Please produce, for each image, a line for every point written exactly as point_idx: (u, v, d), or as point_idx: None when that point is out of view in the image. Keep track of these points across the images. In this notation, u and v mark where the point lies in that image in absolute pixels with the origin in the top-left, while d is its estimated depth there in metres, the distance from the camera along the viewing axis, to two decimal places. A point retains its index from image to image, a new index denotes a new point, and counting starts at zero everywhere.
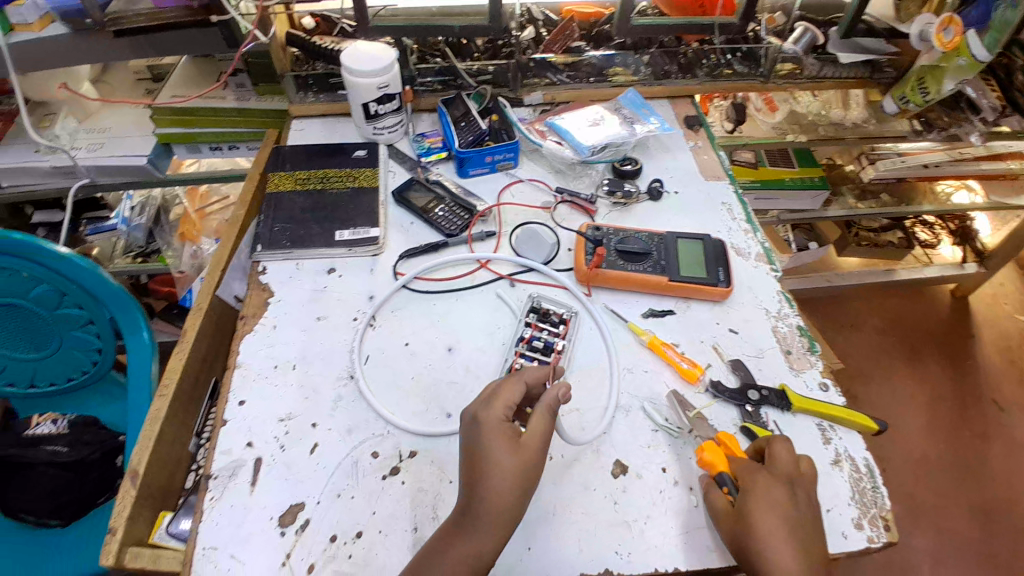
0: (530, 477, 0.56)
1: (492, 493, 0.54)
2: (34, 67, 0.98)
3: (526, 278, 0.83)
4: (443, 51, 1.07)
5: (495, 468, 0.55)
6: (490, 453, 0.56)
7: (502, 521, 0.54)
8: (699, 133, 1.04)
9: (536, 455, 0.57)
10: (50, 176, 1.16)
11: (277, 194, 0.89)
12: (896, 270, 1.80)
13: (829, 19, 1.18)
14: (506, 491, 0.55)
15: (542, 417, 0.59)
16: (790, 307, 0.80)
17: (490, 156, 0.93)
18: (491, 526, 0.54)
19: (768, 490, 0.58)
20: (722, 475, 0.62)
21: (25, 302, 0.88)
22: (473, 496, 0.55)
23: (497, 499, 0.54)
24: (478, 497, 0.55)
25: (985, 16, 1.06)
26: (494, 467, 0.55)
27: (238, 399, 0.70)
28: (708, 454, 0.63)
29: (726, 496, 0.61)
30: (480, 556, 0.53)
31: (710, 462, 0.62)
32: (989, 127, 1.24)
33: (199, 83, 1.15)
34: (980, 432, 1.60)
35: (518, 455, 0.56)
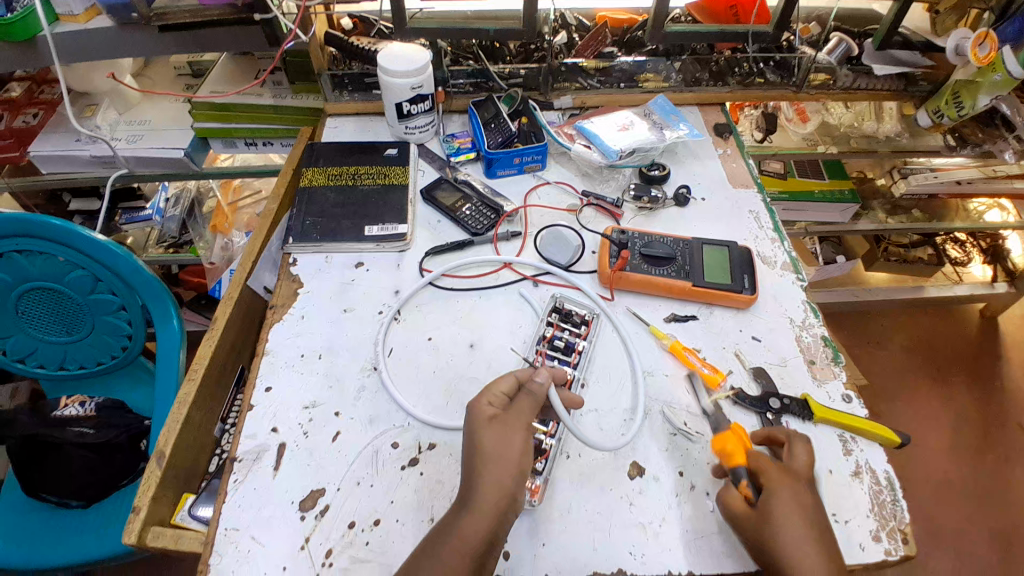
0: (524, 467, 0.56)
1: (484, 480, 0.54)
2: (80, 58, 1.02)
3: (550, 280, 0.83)
4: (476, 53, 1.08)
5: (481, 456, 0.55)
6: (479, 442, 0.56)
7: (491, 507, 0.53)
8: (728, 141, 1.04)
9: (519, 438, 0.57)
10: (90, 165, 1.21)
11: (310, 189, 0.91)
12: (924, 287, 1.77)
13: (865, 29, 1.17)
14: (499, 477, 0.54)
15: (526, 403, 0.60)
16: (815, 317, 0.79)
17: (519, 158, 0.94)
18: (474, 509, 0.53)
19: (791, 493, 0.57)
20: (740, 470, 0.60)
21: (61, 286, 0.92)
22: (468, 484, 0.55)
23: (490, 485, 0.54)
24: (471, 483, 0.54)
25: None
26: (484, 455, 0.55)
27: (265, 385, 0.72)
28: (729, 445, 0.61)
29: (744, 495, 0.59)
30: (469, 543, 0.52)
31: (729, 454, 0.61)
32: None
33: (237, 80, 1.18)
34: (1005, 455, 1.55)
35: (511, 441, 0.56)
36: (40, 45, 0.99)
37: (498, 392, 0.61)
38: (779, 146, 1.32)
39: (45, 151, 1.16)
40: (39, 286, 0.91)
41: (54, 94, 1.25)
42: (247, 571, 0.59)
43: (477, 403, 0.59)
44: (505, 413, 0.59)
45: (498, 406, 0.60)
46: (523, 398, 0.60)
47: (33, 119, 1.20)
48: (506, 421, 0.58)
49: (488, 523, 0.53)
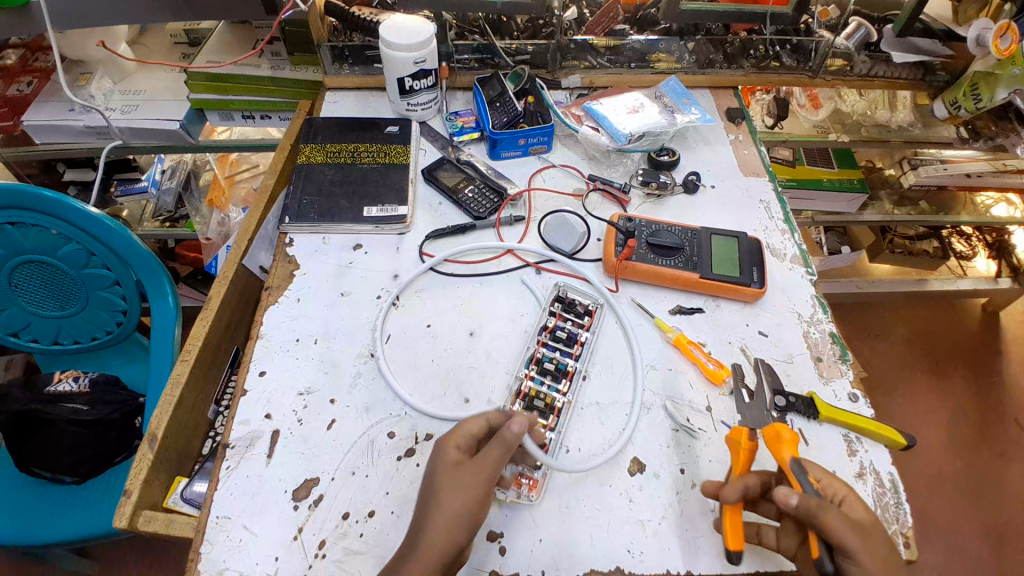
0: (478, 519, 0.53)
1: (435, 522, 0.52)
2: (68, 22, 0.97)
3: (553, 267, 0.81)
4: (482, 27, 1.02)
5: (434, 506, 0.53)
6: (440, 490, 0.54)
7: (437, 550, 0.51)
8: (740, 127, 1.01)
9: (476, 489, 0.54)
10: (83, 135, 1.17)
11: (308, 166, 0.88)
12: (928, 281, 1.75)
13: (885, 15, 1.13)
14: (450, 524, 0.52)
15: (495, 451, 0.55)
16: (824, 312, 0.77)
17: (524, 139, 0.91)
18: (421, 551, 0.51)
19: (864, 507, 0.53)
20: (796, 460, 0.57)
21: (54, 259, 0.89)
22: (418, 532, 0.52)
23: (439, 530, 0.52)
24: (423, 528, 0.52)
25: None
26: (435, 505, 0.53)
27: (260, 369, 0.70)
28: (786, 433, 0.59)
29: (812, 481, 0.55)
30: None
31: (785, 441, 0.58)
32: None
33: (234, 50, 1.14)
34: (999, 451, 1.55)
35: (465, 489, 0.53)
36: (34, 11, 0.95)
37: (468, 434, 0.58)
38: (790, 133, 1.28)
39: (38, 120, 1.13)
40: (31, 260, 0.89)
41: (46, 60, 1.20)
42: (237, 560, 0.58)
43: (444, 445, 0.58)
44: (472, 461, 0.56)
45: (468, 448, 0.58)
46: (495, 447, 0.55)
47: (27, 87, 1.17)
48: (471, 472, 0.55)
49: (431, 567, 0.50)
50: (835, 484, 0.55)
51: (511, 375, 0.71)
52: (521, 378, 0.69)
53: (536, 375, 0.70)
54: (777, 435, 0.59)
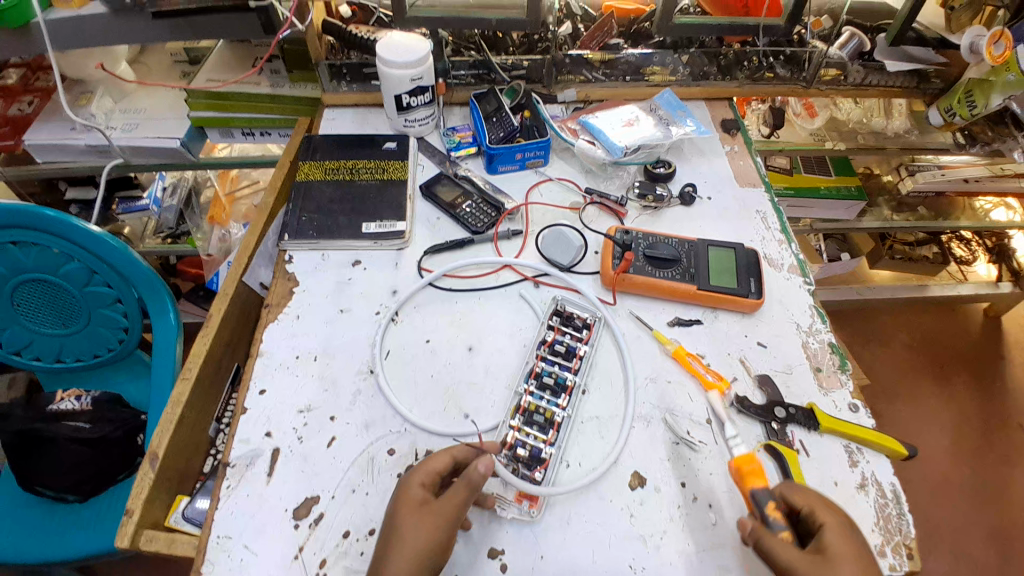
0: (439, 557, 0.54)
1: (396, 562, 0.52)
2: (66, 43, 1.00)
3: (550, 281, 0.81)
4: (478, 44, 1.04)
5: (398, 541, 0.54)
6: (400, 527, 0.54)
7: None
8: (736, 138, 1.01)
9: (439, 531, 0.54)
10: (84, 154, 1.19)
11: (307, 183, 0.89)
12: (928, 286, 1.75)
13: (878, 25, 1.14)
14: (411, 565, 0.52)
15: (459, 492, 0.56)
16: (822, 322, 0.77)
17: (521, 154, 0.92)
18: None
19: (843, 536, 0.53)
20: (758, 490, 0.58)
21: (55, 278, 0.90)
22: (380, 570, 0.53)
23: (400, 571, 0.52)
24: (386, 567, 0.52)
25: None
26: (396, 540, 0.54)
27: (260, 387, 0.70)
28: (746, 465, 0.61)
29: (772, 512, 0.57)
30: None
31: (745, 473, 0.60)
32: None
33: (233, 68, 1.15)
34: (1004, 456, 1.54)
35: (427, 528, 0.54)
36: (35, 31, 0.97)
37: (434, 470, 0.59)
38: (787, 142, 1.29)
39: (40, 139, 1.14)
40: (33, 278, 0.89)
41: (47, 80, 1.22)
42: None
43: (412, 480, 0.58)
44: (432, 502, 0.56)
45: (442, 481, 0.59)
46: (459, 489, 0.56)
47: (28, 107, 1.19)
48: (433, 514, 0.55)
49: None
50: (819, 512, 0.55)
51: (510, 390, 0.71)
52: (520, 393, 0.69)
53: (535, 390, 0.70)
54: (740, 469, 0.61)
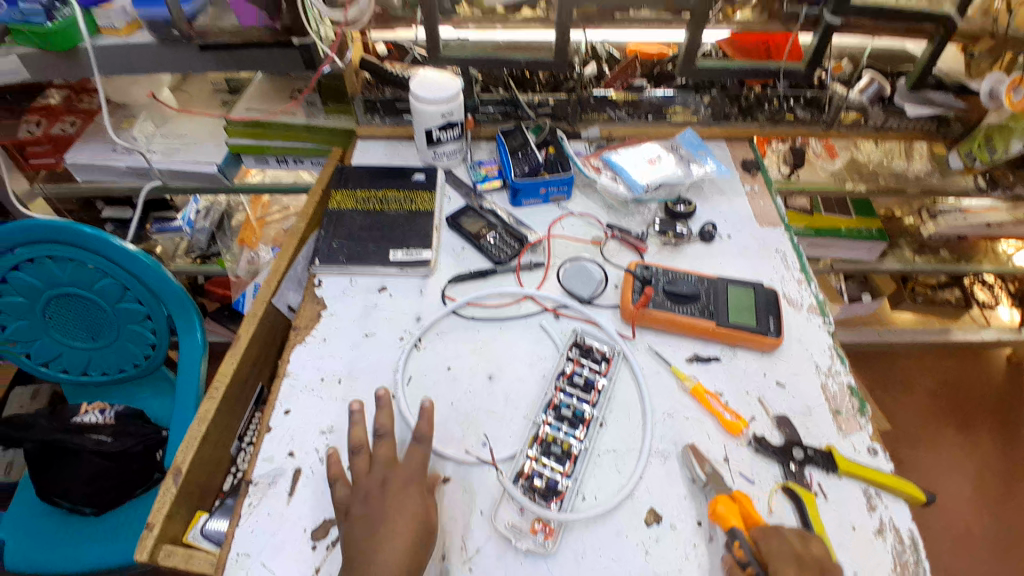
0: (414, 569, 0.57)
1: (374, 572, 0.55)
2: (111, 69, 1.07)
3: (570, 313, 0.82)
4: (506, 82, 1.09)
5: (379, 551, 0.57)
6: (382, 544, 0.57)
7: None
8: (756, 178, 1.03)
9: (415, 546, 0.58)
10: (124, 175, 1.24)
11: (339, 211, 0.92)
12: (951, 329, 1.73)
13: (898, 70, 1.16)
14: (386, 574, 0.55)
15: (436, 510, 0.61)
16: (842, 363, 0.77)
17: (545, 188, 0.95)
18: None
19: None
20: (734, 530, 0.59)
21: (89, 293, 0.93)
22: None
23: None
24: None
25: None
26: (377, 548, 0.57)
27: (285, 408, 0.72)
28: (722, 507, 0.61)
29: (738, 551, 0.58)
30: None
31: (723, 514, 0.60)
32: None
33: (273, 100, 1.20)
34: None
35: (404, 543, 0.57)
36: (82, 54, 1.04)
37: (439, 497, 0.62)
38: (808, 181, 1.30)
39: (82, 159, 1.20)
40: (69, 292, 0.93)
41: (92, 102, 1.28)
42: None
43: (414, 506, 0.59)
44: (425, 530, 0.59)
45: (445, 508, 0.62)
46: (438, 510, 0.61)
47: (70, 127, 1.25)
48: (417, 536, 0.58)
49: None
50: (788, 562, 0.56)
51: (528, 420, 0.71)
52: (538, 423, 0.70)
53: (553, 421, 0.70)
54: (715, 509, 0.61)
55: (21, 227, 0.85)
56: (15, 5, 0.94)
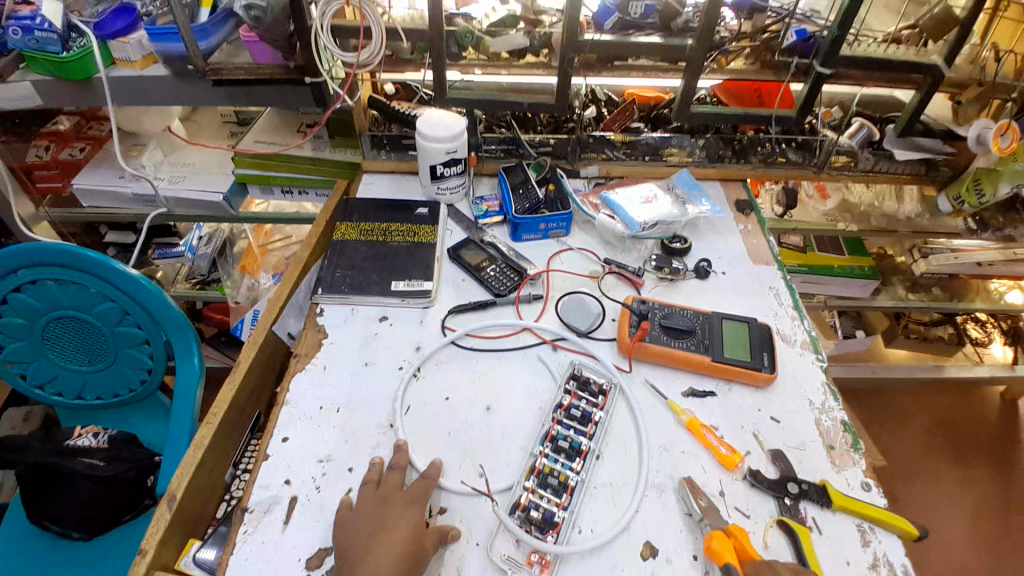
0: None
1: None
2: (125, 98, 1.11)
3: (568, 345, 0.84)
4: (508, 122, 1.12)
5: None
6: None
7: None
8: (750, 217, 1.06)
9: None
10: (130, 202, 1.27)
11: (343, 242, 0.95)
12: (944, 367, 1.75)
13: (886, 116, 1.20)
14: None
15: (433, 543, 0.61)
16: (835, 399, 0.78)
17: (545, 224, 0.97)
18: None
19: None
20: (728, 565, 0.59)
21: (89, 316, 0.93)
22: None
23: None
24: None
25: None
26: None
27: (283, 435, 0.73)
28: (716, 542, 0.61)
29: None
30: None
31: (718, 549, 0.60)
32: None
33: (281, 133, 1.24)
34: None
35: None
36: (96, 83, 1.08)
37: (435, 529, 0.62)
38: (800, 221, 1.33)
39: (89, 185, 1.23)
40: (68, 316, 0.93)
41: (100, 130, 1.34)
42: None
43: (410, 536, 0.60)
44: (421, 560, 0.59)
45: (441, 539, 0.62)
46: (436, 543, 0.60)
47: (79, 153, 1.29)
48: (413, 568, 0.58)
49: None
50: None
51: (526, 452, 0.72)
52: (535, 454, 0.71)
53: (550, 453, 0.71)
54: (710, 546, 0.61)
55: (28, 250, 0.86)
56: (32, 34, 0.97)
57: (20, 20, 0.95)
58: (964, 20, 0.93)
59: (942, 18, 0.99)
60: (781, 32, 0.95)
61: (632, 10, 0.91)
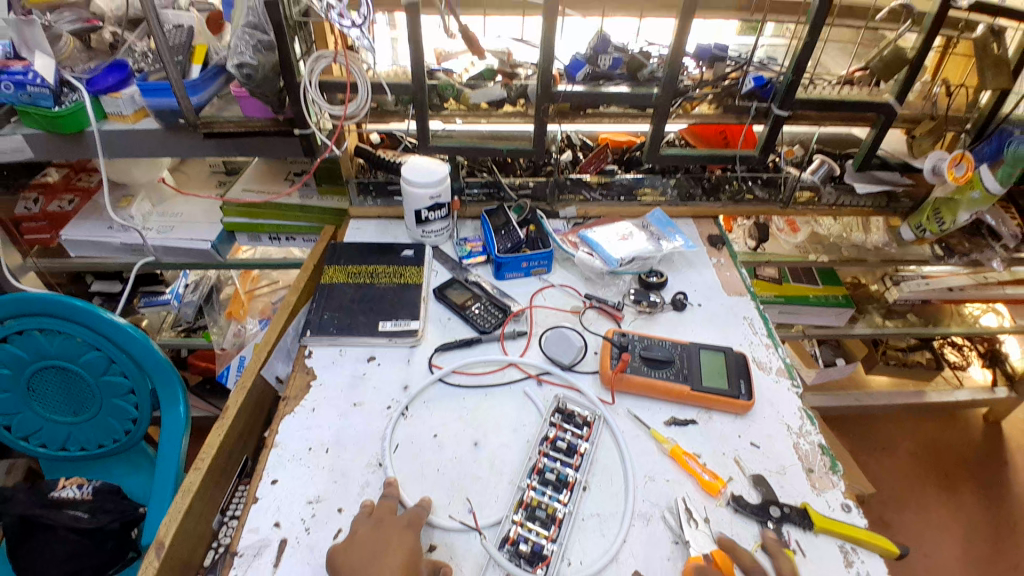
0: None
1: None
2: (116, 151, 1.14)
3: (553, 379, 0.86)
4: (490, 167, 1.18)
5: None
6: None
7: None
8: (722, 251, 1.11)
9: None
10: (118, 252, 1.29)
11: (330, 285, 0.98)
12: (925, 391, 1.79)
13: (845, 152, 1.28)
14: None
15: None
16: (812, 424, 0.81)
17: (526, 262, 1.01)
18: None
19: None
20: None
21: (75, 365, 0.93)
22: None
23: None
24: None
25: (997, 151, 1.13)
26: None
27: (271, 477, 0.73)
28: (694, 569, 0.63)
29: None
30: None
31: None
32: (1011, 254, 1.28)
33: (270, 182, 1.27)
34: (1015, 563, 1.51)
35: None
36: (87, 138, 1.12)
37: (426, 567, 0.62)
38: (772, 254, 1.39)
39: (76, 236, 1.25)
40: (54, 365, 0.93)
41: (89, 182, 1.36)
42: None
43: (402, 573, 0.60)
44: None
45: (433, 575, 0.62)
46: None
47: (68, 205, 1.30)
48: None
49: None
50: None
51: (514, 485, 0.73)
52: (523, 488, 0.72)
53: (537, 486, 0.72)
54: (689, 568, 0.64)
55: (18, 300, 0.87)
56: (23, 88, 1.01)
57: (11, 76, 0.99)
58: (914, 59, 0.99)
59: (893, 58, 1.04)
60: (739, 79, 1.02)
61: (601, 62, 0.98)
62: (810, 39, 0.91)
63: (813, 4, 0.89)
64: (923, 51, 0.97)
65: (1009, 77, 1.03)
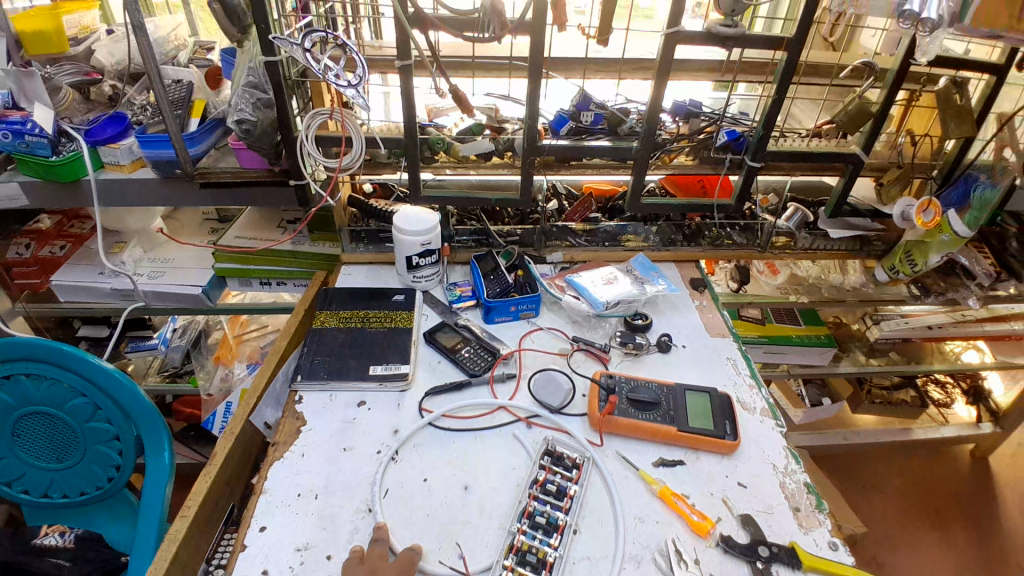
0: None
1: None
2: (112, 199, 1.16)
3: (542, 422, 0.87)
4: (478, 216, 1.22)
5: None
6: None
7: None
8: (704, 294, 1.15)
9: None
10: (108, 297, 1.29)
11: (321, 330, 0.99)
12: (912, 429, 1.81)
13: (818, 199, 1.34)
14: None
15: None
16: (797, 463, 0.83)
17: (515, 306, 1.04)
18: None
19: None
20: None
21: (59, 412, 0.92)
22: None
23: None
24: None
25: (962, 196, 1.21)
26: None
27: (260, 524, 0.73)
28: None
29: None
30: None
31: None
32: (986, 291, 1.32)
33: (262, 229, 1.30)
34: None
35: None
36: (83, 186, 1.14)
37: None
38: (753, 296, 1.43)
39: (67, 281, 1.26)
40: (39, 412, 0.92)
41: (82, 229, 1.38)
42: None
43: None
44: None
45: None
46: None
47: (59, 250, 1.32)
48: None
49: None
50: None
51: (504, 530, 0.73)
52: (513, 532, 0.72)
53: (528, 529, 0.72)
54: None
55: (6, 345, 0.87)
56: (21, 137, 1.04)
57: (10, 125, 1.02)
58: (878, 113, 1.06)
59: (857, 112, 1.07)
60: (714, 133, 1.08)
61: (583, 118, 1.03)
62: (777, 96, 0.97)
63: (779, 65, 0.96)
64: (886, 105, 1.04)
65: (972, 125, 1.10)
